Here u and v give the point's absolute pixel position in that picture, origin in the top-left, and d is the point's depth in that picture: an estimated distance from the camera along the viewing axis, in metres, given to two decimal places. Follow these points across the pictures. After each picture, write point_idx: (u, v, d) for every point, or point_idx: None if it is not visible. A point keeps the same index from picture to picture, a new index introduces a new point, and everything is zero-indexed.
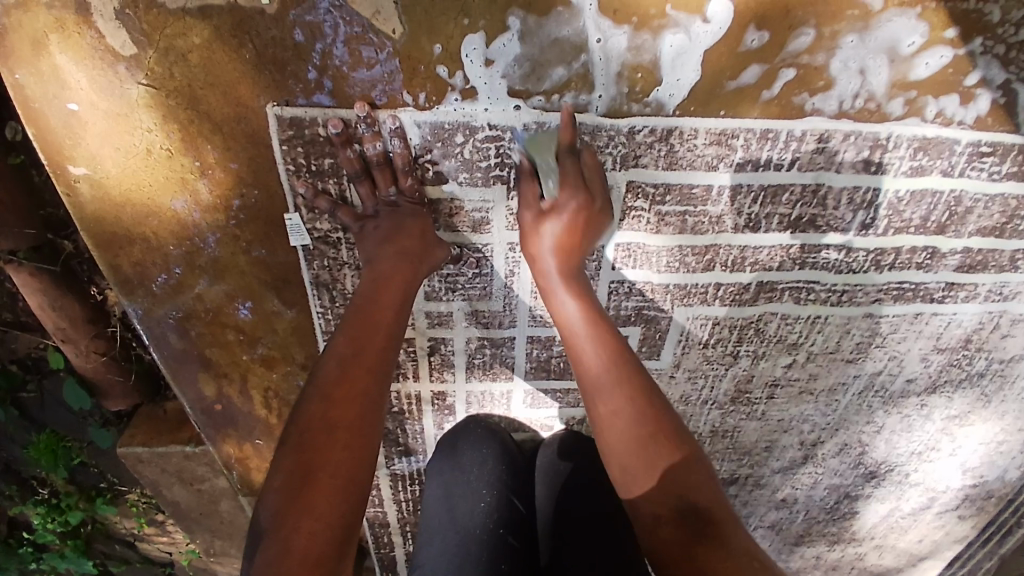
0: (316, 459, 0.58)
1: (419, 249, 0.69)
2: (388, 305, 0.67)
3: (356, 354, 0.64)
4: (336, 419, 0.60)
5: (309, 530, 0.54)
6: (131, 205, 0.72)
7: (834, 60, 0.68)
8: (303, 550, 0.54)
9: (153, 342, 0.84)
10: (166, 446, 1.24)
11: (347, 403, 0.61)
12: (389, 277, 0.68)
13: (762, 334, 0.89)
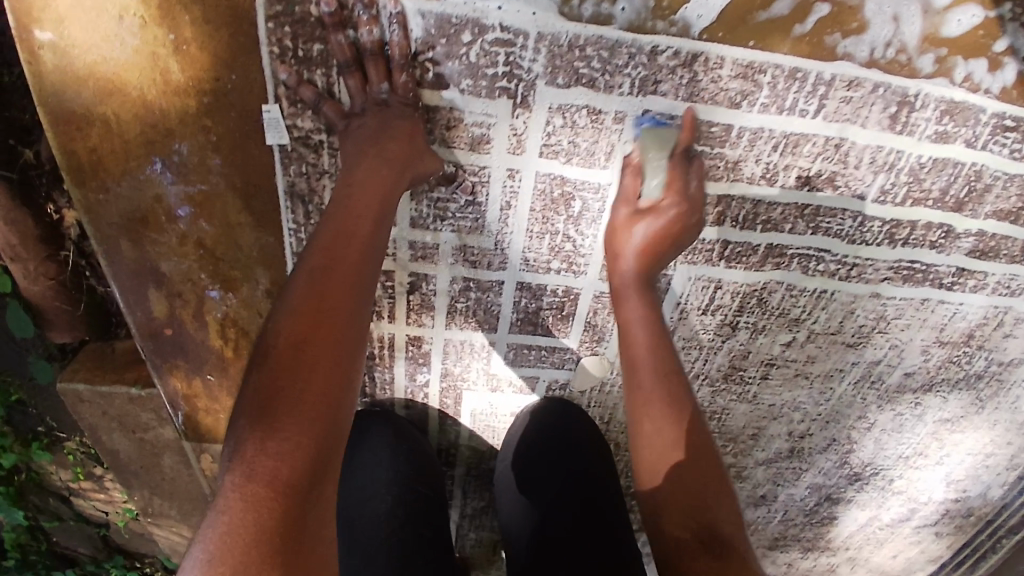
0: (293, 382, 0.51)
1: (400, 148, 0.62)
2: (365, 213, 0.59)
3: (334, 257, 0.56)
4: (313, 333, 0.53)
5: (275, 457, 0.48)
6: (94, 79, 0.64)
7: (870, 3, 0.64)
8: (271, 477, 0.47)
9: (103, 247, 0.76)
10: (109, 385, 1.13)
11: (321, 317, 0.54)
12: (366, 184, 0.60)
13: (765, 305, 0.84)
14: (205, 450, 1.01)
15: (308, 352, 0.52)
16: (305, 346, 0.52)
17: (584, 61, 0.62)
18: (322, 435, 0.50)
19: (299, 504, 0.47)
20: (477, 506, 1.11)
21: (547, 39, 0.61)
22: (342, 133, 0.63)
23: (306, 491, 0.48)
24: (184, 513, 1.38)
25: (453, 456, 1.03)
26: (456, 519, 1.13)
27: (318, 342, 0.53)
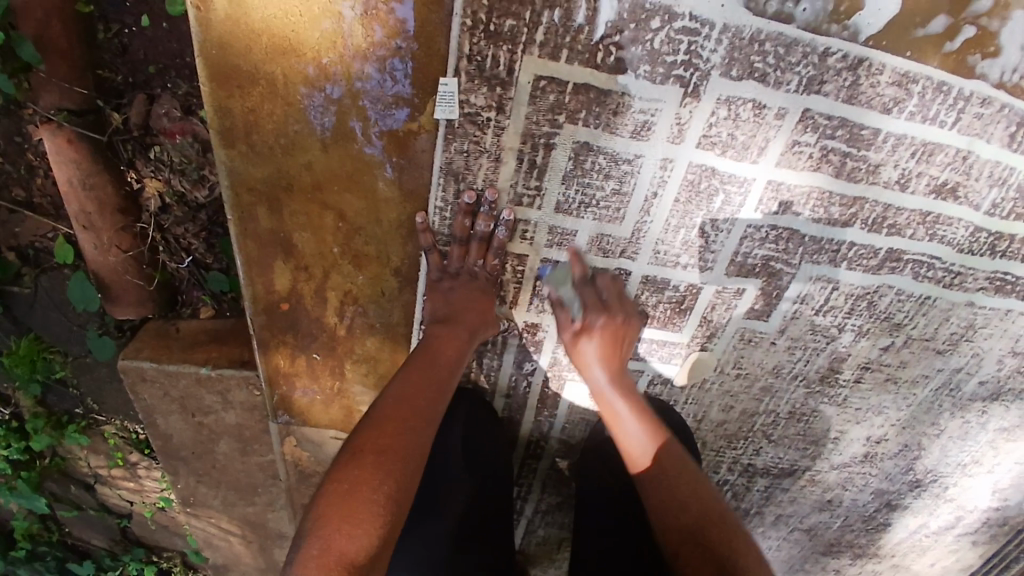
0: (369, 472, 0.58)
1: (454, 368, 0.73)
2: (465, 321, 0.75)
3: (409, 398, 0.66)
4: (386, 440, 0.61)
5: (348, 532, 0.54)
6: (269, 36, 0.65)
7: (1006, 29, 0.67)
8: (344, 552, 0.53)
9: (238, 213, 0.75)
10: (178, 364, 1.10)
11: (397, 427, 0.63)
12: (465, 302, 0.76)
13: (873, 308, 0.86)
14: (290, 433, 0.98)
15: (402, 413, 0.64)
16: (386, 448, 0.60)
17: (760, 55, 0.65)
18: (389, 522, 0.57)
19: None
20: (552, 502, 1.10)
21: (732, 30, 0.63)
22: (434, 278, 0.77)
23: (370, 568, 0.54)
24: (227, 503, 1.36)
25: (541, 449, 1.02)
26: (526, 515, 1.13)
27: (388, 443, 0.61)
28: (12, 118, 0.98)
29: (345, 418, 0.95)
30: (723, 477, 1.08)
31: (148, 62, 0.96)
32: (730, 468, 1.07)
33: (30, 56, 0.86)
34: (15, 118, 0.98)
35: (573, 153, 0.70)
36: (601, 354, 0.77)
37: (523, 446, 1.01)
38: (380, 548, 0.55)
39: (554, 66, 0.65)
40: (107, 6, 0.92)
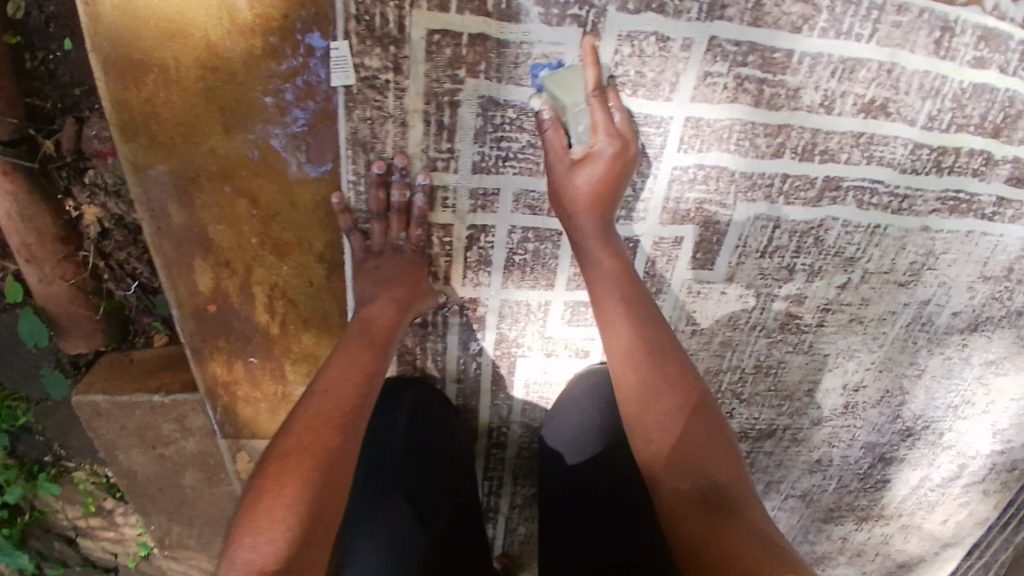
0: (284, 479, 0.55)
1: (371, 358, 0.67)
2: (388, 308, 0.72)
3: (329, 394, 0.62)
4: (303, 442, 0.58)
5: (256, 541, 0.51)
6: (156, 21, 0.64)
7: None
8: (259, 562, 0.50)
9: (148, 210, 0.73)
10: (131, 394, 1.06)
11: (319, 424, 0.59)
12: (390, 281, 0.73)
13: (821, 244, 0.83)
14: (241, 448, 0.94)
15: (322, 412, 0.61)
16: (298, 449, 0.57)
17: None
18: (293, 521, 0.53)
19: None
20: (527, 494, 1.05)
21: None
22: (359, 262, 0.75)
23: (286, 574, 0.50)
24: (202, 541, 1.29)
25: (504, 436, 0.98)
26: (504, 512, 1.07)
27: (308, 445, 0.58)
28: None
29: None
30: None
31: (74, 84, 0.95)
32: None
33: None
34: None
35: (480, 109, 0.68)
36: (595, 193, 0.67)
37: (485, 436, 0.97)
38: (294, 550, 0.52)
39: (445, 18, 0.63)
40: (32, 33, 0.90)
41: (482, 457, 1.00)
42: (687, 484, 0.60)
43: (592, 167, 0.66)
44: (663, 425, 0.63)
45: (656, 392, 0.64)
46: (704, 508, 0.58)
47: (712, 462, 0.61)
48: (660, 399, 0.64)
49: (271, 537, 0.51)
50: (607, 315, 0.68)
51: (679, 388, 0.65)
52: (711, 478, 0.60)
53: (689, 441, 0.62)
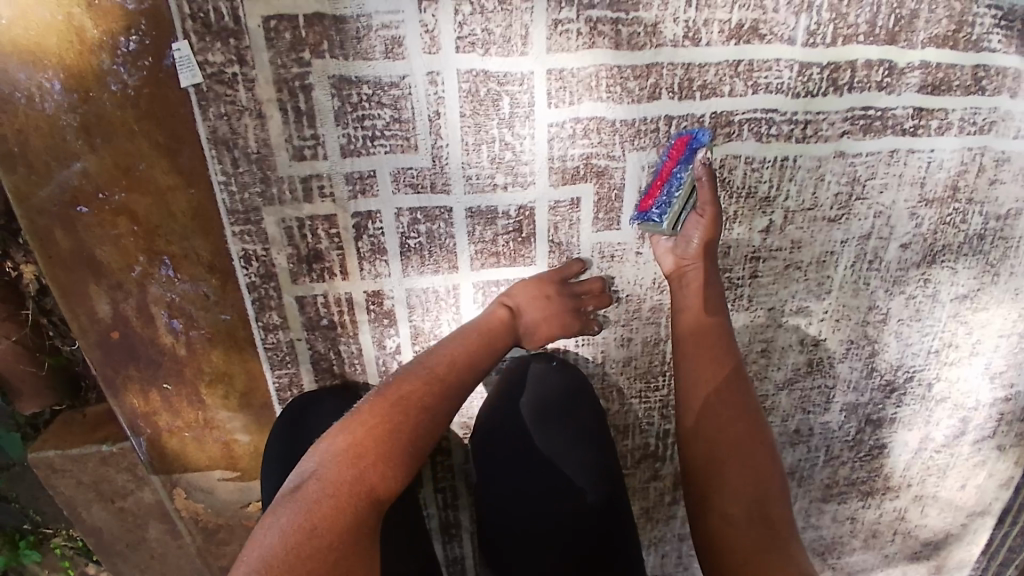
0: (376, 436, 0.57)
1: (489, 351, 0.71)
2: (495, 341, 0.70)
3: (418, 376, 0.64)
4: (380, 407, 0.59)
5: (335, 464, 0.54)
6: (11, 52, 0.66)
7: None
8: (336, 483, 0.53)
9: (37, 239, 0.74)
10: (79, 447, 1.07)
11: (413, 398, 0.61)
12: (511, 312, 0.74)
13: (728, 186, 0.79)
14: (176, 484, 0.92)
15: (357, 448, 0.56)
16: (369, 424, 0.58)
17: None
18: (389, 462, 0.56)
19: (346, 520, 0.51)
20: None
21: None
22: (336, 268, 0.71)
23: (354, 508, 0.52)
24: None
25: (446, 440, 0.93)
26: (466, 527, 1.01)
27: (397, 416, 0.59)
28: None
29: (224, 454, 0.90)
30: (662, 428, 0.96)
31: None
32: (664, 416, 0.94)
33: None
34: None
35: (334, 89, 0.68)
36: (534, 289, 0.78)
37: None
38: (375, 485, 0.55)
39: (274, 2, 0.64)
40: None
41: (427, 466, 0.94)
42: (745, 505, 0.58)
43: (698, 224, 0.73)
44: (738, 444, 0.61)
45: (749, 406, 0.64)
46: (759, 528, 0.56)
47: (773, 481, 0.59)
48: (742, 419, 0.63)
49: (355, 466, 0.54)
50: (700, 347, 0.67)
51: (750, 405, 0.64)
52: (774, 502, 0.58)
53: (762, 471, 0.60)
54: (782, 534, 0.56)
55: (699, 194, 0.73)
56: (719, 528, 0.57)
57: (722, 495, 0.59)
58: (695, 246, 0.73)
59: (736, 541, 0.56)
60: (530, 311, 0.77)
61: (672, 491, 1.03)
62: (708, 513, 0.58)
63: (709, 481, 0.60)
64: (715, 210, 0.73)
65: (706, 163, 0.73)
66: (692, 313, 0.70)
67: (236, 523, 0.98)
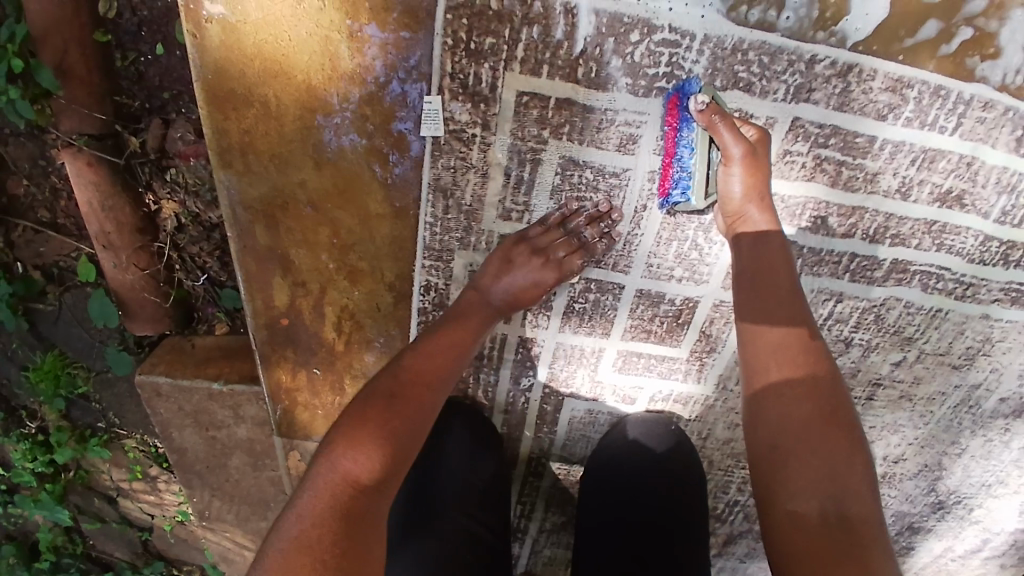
0: (399, 426, 0.56)
1: (491, 323, 0.71)
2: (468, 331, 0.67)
3: (439, 355, 0.63)
4: (411, 394, 0.59)
5: (367, 454, 0.52)
6: (261, 59, 0.66)
7: (1006, 29, 0.66)
8: (358, 476, 0.51)
9: (237, 230, 0.76)
10: (190, 379, 1.12)
11: (430, 375, 0.61)
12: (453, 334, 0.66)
13: (881, 321, 0.83)
14: (294, 447, 0.99)
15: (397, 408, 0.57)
16: (394, 403, 0.57)
17: (745, 65, 0.64)
18: (403, 460, 0.55)
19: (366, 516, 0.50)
20: (557, 521, 1.09)
21: (713, 41, 0.63)
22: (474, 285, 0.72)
23: (370, 499, 0.51)
24: (241, 518, 1.34)
25: (542, 466, 1.01)
26: (532, 534, 1.11)
27: (417, 399, 0.59)
28: (36, 143, 1.05)
29: None
30: (733, 498, 1.05)
31: (163, 88, 1.00)
32: (740, 488, 1.04)
33: (48, 83, 0.93)
34: (39, 142, 1.05)
35: (559, 167, 0.71)
36: (521, 291, 0.70)
37: (524, 464, 1.01)
38: (389, 475, 0.53)
39: (535, 81, 0.65)
40: (123, 34, 0.96)
41: (518, 483, 1.03)
42: (818, 503, 0.53)
43: (732, 174, 0.65)
44: (811, 438, 0.56)
45: (825, 375, 0.59)
46: (830, 527, 0.51)
47: (854, 478, 0.54)
48: (816, 395, 0.58)
49: (383, 457, 0.53)
50: (755, 316, 0.62)
51: (830, 387, 0.58)
52: (852, 497, 0.53)
53: (839, 458, 0.55)
54: (862, 539, 0.51)
55: (717, 138, 0.64)
56: (787, 530, 0.53)
57: (786, 497, 0.54)
58: (741, 205, 0.66)
59: (808, 540, 0.51)
60: (516, 274, 0.70)
61: (719, 545, 1.13)
62: (773, 519, 0.54)
63: (770, 482, 0.55)
64: (741, 149, 0.63)
65: (703, 108, 0.63)
66: (745, 287, 0.64)
67: None
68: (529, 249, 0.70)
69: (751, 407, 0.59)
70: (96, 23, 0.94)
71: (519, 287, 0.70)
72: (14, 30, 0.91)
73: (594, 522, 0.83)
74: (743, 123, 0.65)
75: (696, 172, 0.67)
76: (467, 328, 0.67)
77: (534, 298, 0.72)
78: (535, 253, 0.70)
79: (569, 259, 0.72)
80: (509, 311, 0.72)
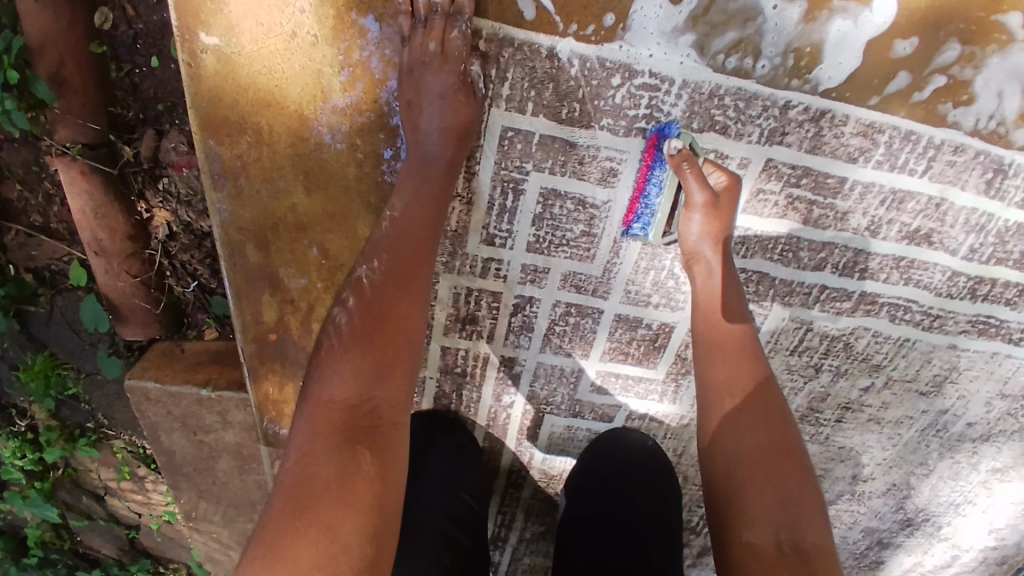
0: (377, 345, 0.58)
1: (450, 177, 0.66)
2: (423, 238, 0.63)
3: (404, 242, 0.62)
4: (403, 280, 0.61)
5: (341, 376, 0.56)
6: (254, 90, 0.68)
7: (980, 77, 0.68)
8: (334, 399, 0.56)
9: (228, 250, 0.79)
10: (179, 385, 1.12)
11: (411, 274, 0.62)
12: (414, 222, 0.63)
13: (850, 349, 0.87)
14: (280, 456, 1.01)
15: (375, 326, 0.59)
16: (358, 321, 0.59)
17: (721, 109, 0.68)
18: (391, 371, 0.57)
19: (362, 428, 0.54)
20: (536, 531, 1.12)
21: (691, 86, 0.66)
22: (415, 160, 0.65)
23: (361, 401, 0.56)
24: (227, 519, 1.36)
25: (522, 478, 1.04)
26: (511, 543, 1.14)
27: (399, 295, 0.60)
28: (30, 149, 1.05)
29: None
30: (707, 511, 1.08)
31: (158, 100, 1.00)
32: None
33: (45, 95, 0.92)
34: (34, 149, 1.05)
35: (541, 198, 0.73)
36: (452, 124, 0.64)
37: (505, 476, 1.03)
38: (371, 381, 0.56)
39: (518, 118, 0.68)
40: (120, 47, 0.97)
41: (499, 495, 1.06)
42: (774, 531, 0.55)
43: (693, 219, 0.67)
44: (766, 469, 0.59)
45: (773, 402, 0.63)
46: (786, 556, 0.54)
47: (806, 508, 0.57)
48: (770, 425, 0.61)
49: (360, 375, 0.56)
50: (711, 346, 0.66)
51: (784, 420, 0.62)
52: (804, 526, 0.56)
53: (790, 487, 0.58)
54: (815, 567, 0.53)
55: (684, 185, 0.66)
56: (745, 558, 0.55)
57: (742, 526, 0.57)
58: (697, 243, 0.69)
59: (763, 566, 0.53)
60: (428, 110, 0.64)
61: (694, 556, 1.16)
62: (730, 548, 0.56)
63: (727, 510, 0.58)
64: (709, 197, 0.66)
65: (674, 154, 0.66)
66: (704, 327, 0.67)
67: None
68: (411, 74, 0.65)
69: (708, 443, 0.63)
70: (93, 35, 0.94)
71: (442, 121, 0.63)
72: (11, 41, 0.91)
73: (588, 513, 0.87)
74: (714, 169, 0.68)
75: (660, 211, 0.72)
76: (421, 206, 0.64)
77: (468, 113, 0.64)
78: (445, 98, 0.63)
79: (467, 67, 0.64)
80: (459, 156, 0.66)
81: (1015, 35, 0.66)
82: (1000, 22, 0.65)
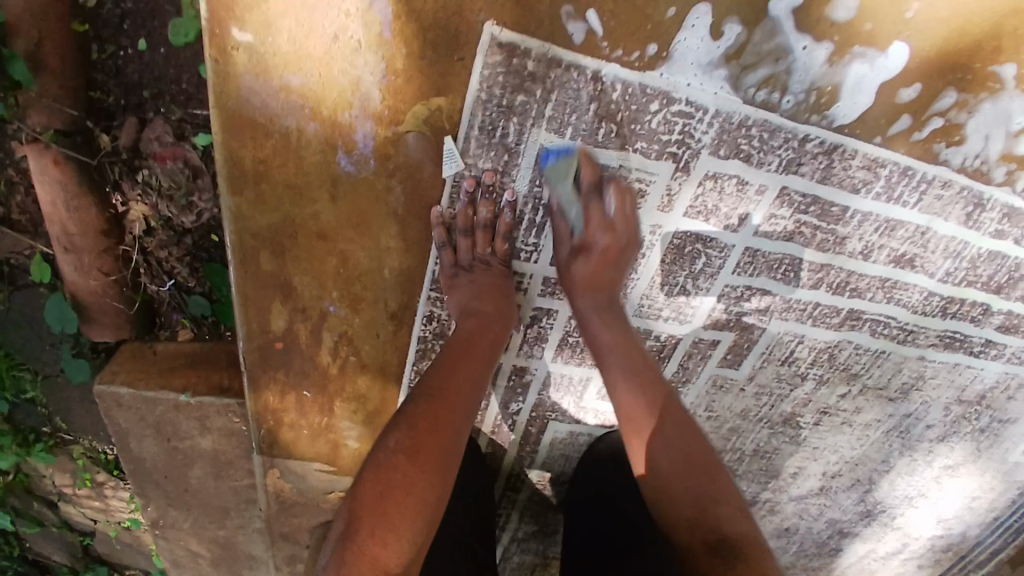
0: (424, 463, 0.63)
1: (497, 342, 0.76)
2: (455, 403, 0.69)
3: (452, 393, 0.70)
4: (437, 418, 0.67)
5: (399, 538, 0.59)
6: (286, 93, 0.66)
7: (973, 120, 0.74)
8: (383, 560, 0.57)
9: (240, 255, 0.76)
10: (156, 391, 1.04)
11: (444, 415, 0.67)
12: (455, 380, 0.71)
13: (834, 360, 0.94)
14: (274, 465, 0.98)
15: (426, 440, 0.65)
16: (390, 492, 0.61)
17: (746, 139, 0.71)
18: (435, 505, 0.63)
19: None
20: (528, 530, 1.14)
21: (722, 115, 0.69)
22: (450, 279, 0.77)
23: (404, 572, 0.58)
24: (198, 526, 1.29)
25: (521, 482, 1.06)
26: (503, 543, 1.16)
27: (436, 440, 0.65)
28: None
29: (330, 451, 0.96)
30: None
31: (142, 86, 0.91)
32: None
33: (22, 77, 0.82)
34: None
35: None
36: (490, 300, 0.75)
37: (504, 478, 1.05)
38: (415, 555, 0.60)
39: (557, 138, 0.69)
40: (103, 26, 0.87)
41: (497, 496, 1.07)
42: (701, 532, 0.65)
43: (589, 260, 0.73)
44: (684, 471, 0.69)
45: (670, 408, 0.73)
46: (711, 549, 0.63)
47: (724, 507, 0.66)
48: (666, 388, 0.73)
49: (411, 527, 0.60)
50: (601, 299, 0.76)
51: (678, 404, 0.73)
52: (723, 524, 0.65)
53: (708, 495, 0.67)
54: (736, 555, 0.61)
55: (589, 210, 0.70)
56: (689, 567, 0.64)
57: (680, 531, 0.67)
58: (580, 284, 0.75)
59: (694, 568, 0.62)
60: (458, 299, 0.76)
61: None
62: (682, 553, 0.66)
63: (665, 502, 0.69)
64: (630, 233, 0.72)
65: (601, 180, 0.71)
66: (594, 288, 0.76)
67: (311, 503, 1.04)
68: (466, 271, 0.75)
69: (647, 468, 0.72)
70: (75, 12, 0.85)
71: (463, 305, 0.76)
72: None
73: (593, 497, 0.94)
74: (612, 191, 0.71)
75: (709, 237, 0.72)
76: (480, 358, 0.74)
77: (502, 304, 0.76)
78: (488, 263, 0.75)
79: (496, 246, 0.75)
80: (503, 321, 0.77)
81: (1006, 85, 0.72)
82: (995, 72, 0.71)
